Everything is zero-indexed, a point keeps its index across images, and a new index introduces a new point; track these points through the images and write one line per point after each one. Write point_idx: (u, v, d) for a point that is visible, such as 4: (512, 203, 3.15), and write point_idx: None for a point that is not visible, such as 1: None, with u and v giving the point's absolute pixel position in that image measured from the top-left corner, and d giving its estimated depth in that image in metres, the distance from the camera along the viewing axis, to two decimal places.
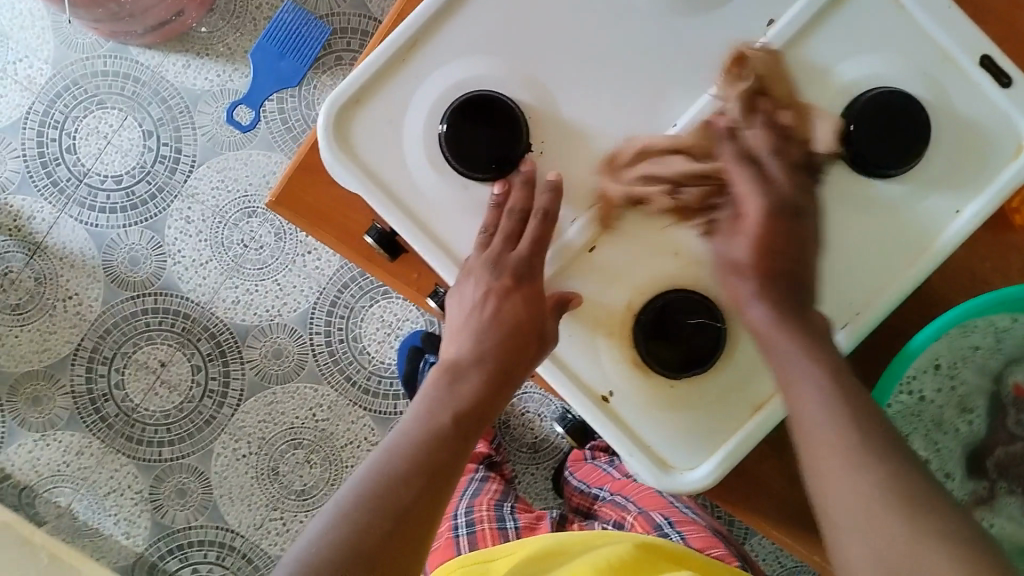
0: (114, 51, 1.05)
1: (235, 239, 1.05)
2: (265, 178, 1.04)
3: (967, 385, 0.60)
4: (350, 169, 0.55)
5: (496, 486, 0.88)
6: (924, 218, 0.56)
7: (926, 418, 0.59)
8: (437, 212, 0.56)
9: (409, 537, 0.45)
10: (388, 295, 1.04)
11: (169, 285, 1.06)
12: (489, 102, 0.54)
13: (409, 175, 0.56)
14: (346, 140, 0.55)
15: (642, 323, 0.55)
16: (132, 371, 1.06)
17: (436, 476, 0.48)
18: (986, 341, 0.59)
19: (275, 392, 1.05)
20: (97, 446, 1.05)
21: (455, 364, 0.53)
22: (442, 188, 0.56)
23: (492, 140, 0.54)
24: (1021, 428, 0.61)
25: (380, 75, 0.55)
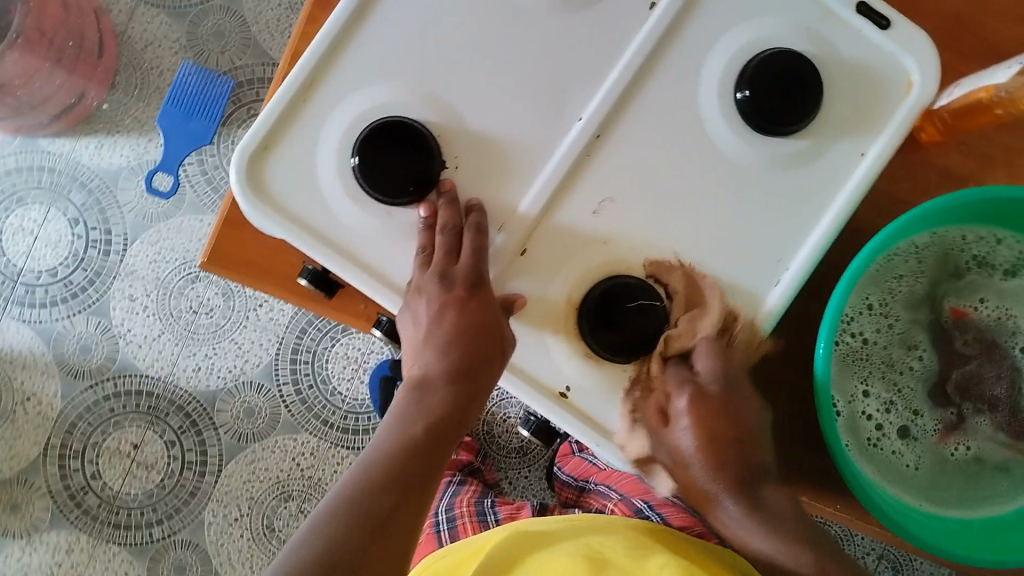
0: (24, 146, 1.04)
1: (183, 306, 1.04)
2: (199, 241, 1.03)
3: (904, 320, 0.60)
4: (274, 217, 0.54)
5: (474, 485, 0.88)
6: (836, 166, 0.55)
7: (874, 360, 0.60)
8: (369, 245, 0.55)
9: (381, 551, 0.47)
10: (348, 331, 1.04)
11: (126, 366, 1.05)
12: (397, 126, 0.53)
13: (332, 214, 0.54)
14: (262, 191, 0.54)
15: (589, 309, 0.53)
16: (106, 459, 1.05)
17: (409, 491, 0.49)
18: (910, 266, 0.60)
19: (254, 449, 1.05)
20: (86, 540, 1.04)
21: (422, 379, 0.54)
22: (369, 219, 0.54)
23: (403, 164, 0.53)
24: (971, 347, 0.61)
25: (285, 119, 0.54)
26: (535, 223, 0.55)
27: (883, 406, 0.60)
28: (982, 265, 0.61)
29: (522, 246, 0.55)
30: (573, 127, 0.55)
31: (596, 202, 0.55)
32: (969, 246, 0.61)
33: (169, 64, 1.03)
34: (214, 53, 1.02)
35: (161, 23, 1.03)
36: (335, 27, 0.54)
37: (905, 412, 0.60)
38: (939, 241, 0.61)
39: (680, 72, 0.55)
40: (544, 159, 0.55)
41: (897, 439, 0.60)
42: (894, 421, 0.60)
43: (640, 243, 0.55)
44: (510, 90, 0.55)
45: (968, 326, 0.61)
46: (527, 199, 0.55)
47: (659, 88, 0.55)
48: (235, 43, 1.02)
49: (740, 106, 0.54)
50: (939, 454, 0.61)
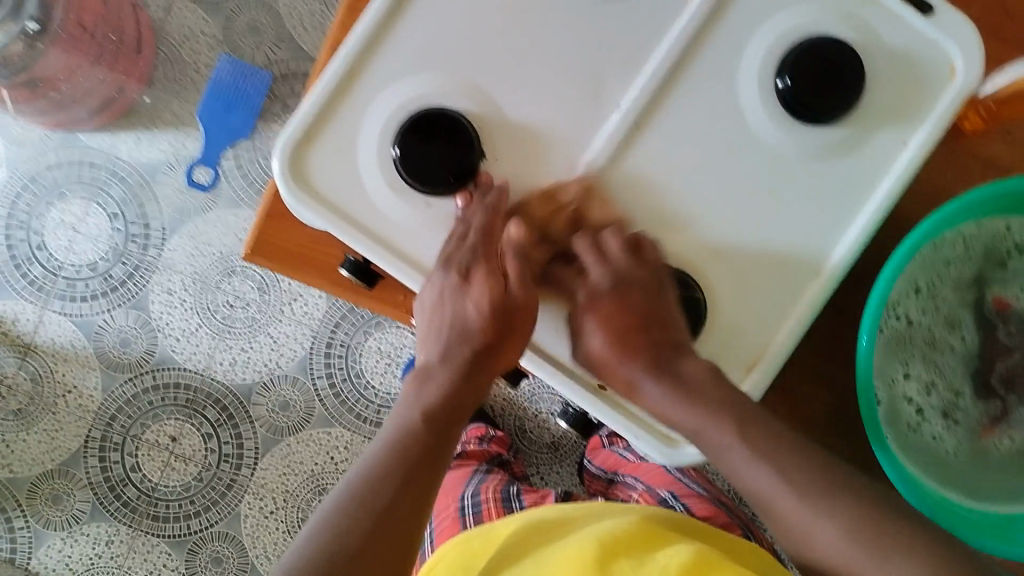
0: (64, 140, 1.05)
1: (220, 300, 1.05)
2: (237, 235, 1.04)
3: (950, 301, 0.58)
4: (317, 210, 0.53)
5: (500, 474, 0.88)
6: (880, 153, 0.54)
7: (917, 341, 0.57)
8: (411, 237, 0.54)
9: (385, 535, 0.49)
10: (381, 326, 1.04)
11: (164, 359, 1.06)
12: (437, 117, 0.51)
13: (373, 205, 0.53)
14: (304, 180, 0.53)
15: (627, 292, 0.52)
16: (145, 451, 1.06)
17: (414, 475, 0.52)
18: (957, 253, 0.58)
19: (290, 442, 1.05)
20: (125, 531, 1.05)
21: (424, 368, 0.56)
22: (409, 210, 0.53)
23: (444, 154, 0.52)
24: (1015, 338, 0.58)
25: (327, 107, 0.53)
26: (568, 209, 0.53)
27: (923, 388, 0.58)
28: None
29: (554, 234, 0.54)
30: (611, 111, 0.54)
31: (630, 193, 0.54)
32: (1015, 234, 0.58)
33: (206, 60, 1.04)
34: (250, 48, 1.03)
35: (198, 18, 1.04)
36: (375, 18, 0.53)
37: (945, 393, 0.58)
38: (986, 229, 0.58)
39: (718, 59, 0.53)
40: (580, 141, 0.54)
41: (938, 423, 0.59)
42: (936, 405, 0.58)
43: (675, 229, 0.54)
44: (548, 76, 0.54)
45: (1012, 317, 0.58)
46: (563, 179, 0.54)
47: (695, 80, 0.54)
48: (271, 39, 1.03)
49: (781, 94, 0.52)
50: (980, 444, 0.60)
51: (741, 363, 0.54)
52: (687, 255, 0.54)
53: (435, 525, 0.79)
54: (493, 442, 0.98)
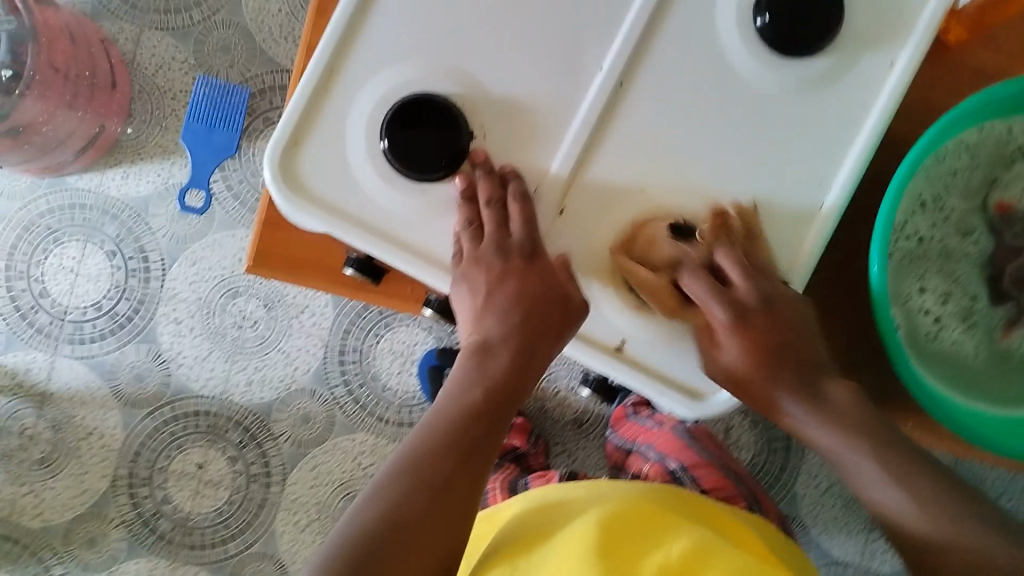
0: (52, 186, 1.05)
1: (228, 323, 1.06)
2: (237, 256, 1.05)
3: (959, 210, 0.57)
4: (312, 211, 0.53)
5: (510, 470, 0.92)
6: (863, 78, 0.54)
7: (931, 256, 0.57)
8: (410, 226, 0.54)
9: (444, 510, 0.48)
10: (391, 327, 1.05)
11: (181, 389, 1.06)
12: (422, 105, 0.51)
13: (369, 200, 0.53)
14: (299, 185, 0.53)
15: (640, 243, 0.53)
16: (174, 481, 1.07)
17: (468, 462, 0.49)
18: (962, 163, 0.57)
19: (316, 454, 1.06)
20: (165, 563, 1.06)
21: (482, 345, 0.53)
22: (405, 201, 0.53)
23: (432, 140, 0.52)
24: (1022, 240, 0.58)
25: (310, 109, 0.53)
26: (567, 180, 0.54)
27: (940, 298, 0.58)
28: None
29: (560, 207, 0.54)
30: (597, 75, 0.54)
31: (623, 150, 0.54)
32: (1016, 137, 0.58)
33: (182, 86, 1.04)
34: (224, 68, 1.03)
35: (168, 46, 1.04)
36: (348, 11, 0.53)
37: (962, 299, 0.58)
38: (989, 133, 0.57)
39: (695, 10, 0.53)
40: (572, 112, 0.54)
41: (958, 328, 0.58)
42: (954, 313, 0.58)
43: (676, 184, 0.54)
44: (526, 46, 0.54)
45: (1017, 220, 0.58)
46: (558, 159, 0.54)
47: (676, 31, 0.54)
48: (243, 56, 1.03)
49: (763, 34, 0.52)
50: (998, 345, 0.60)
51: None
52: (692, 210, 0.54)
53: None
54: (514, 432, 0.99)
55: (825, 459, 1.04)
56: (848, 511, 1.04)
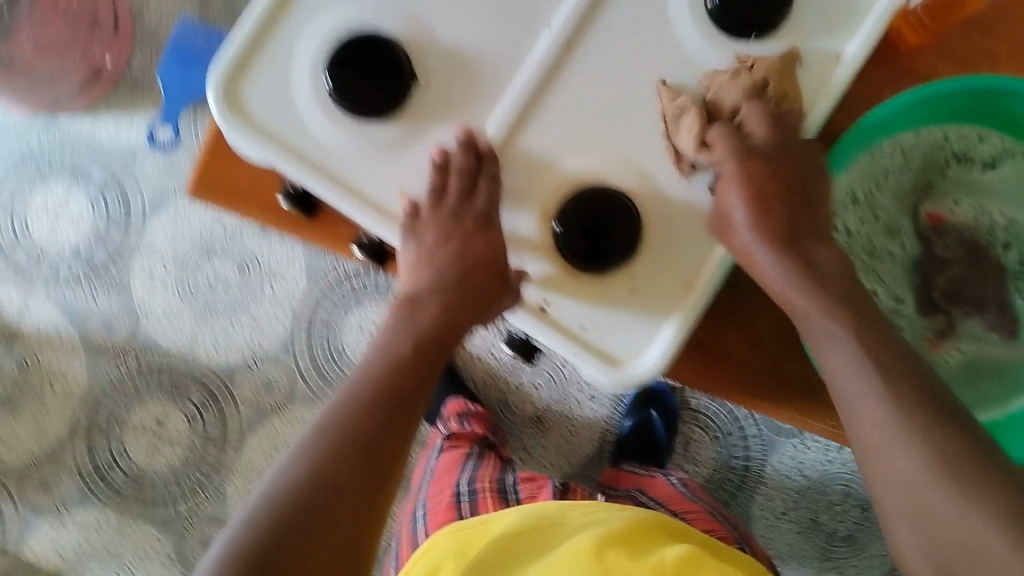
0: (47, 126, 1.07)
1: (202, 282, 1.06)
2: (216, 216, 1.06)
3: (889, 209, 0.58)
4: (254, 141, 0.52)
5: (493, 461, 0.84)
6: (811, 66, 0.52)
7: (855, 250, 0.57)
8: (351, 166, 0.53)
9: (370, 461, 0.48)
10: (361, 304, 1.03)
11: (149, 342, 1.07)
12: (369, 46, 0.51)
13: (312, 137, 0.52)
14: (241, 113, 0.52)
15: (567, 212, 0.51)
16: (131, 435, 1.06)
17: (395, 411, 0.50)
18: (896, 163, 0.57)
19: (274, 422, 1.05)
20: (114, 516, 1.06)
21: (412, 296, 0.53)
22: (347, 139, 0.52)
23: (376, 79, 0.51)
24: (953, 251, 0.58)
25: (257, 40, 0.52)
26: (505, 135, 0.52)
27: (867, 296, 0.57)
28: (965, 161, 0.58)
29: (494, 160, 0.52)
30: (541, 34, 0.52)
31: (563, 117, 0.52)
32: (952, 143, 0.58)
33: None
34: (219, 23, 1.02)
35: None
36: None
37: (889, 300, 0.58)
38: (924, 137, 0.57)
39: None
40: (512, 72, 0.52)
41: (884, 328, 0.57)
42: (880, 315, 0.57)
43: (613, 150, 0.52)
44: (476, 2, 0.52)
45: (947, 231, 0.58)
46: (497, 108, 0.52)
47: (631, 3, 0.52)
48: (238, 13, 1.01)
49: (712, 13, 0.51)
50: (929, 357, 0.58)
51: (678, 282, 0.52)
52: (625, 178, 0.52)
53: (432, 506, 0.74)
54: (472, 421, 0.96)
55: (782, 480, 1.03)
56: (802, 535, 1.03)
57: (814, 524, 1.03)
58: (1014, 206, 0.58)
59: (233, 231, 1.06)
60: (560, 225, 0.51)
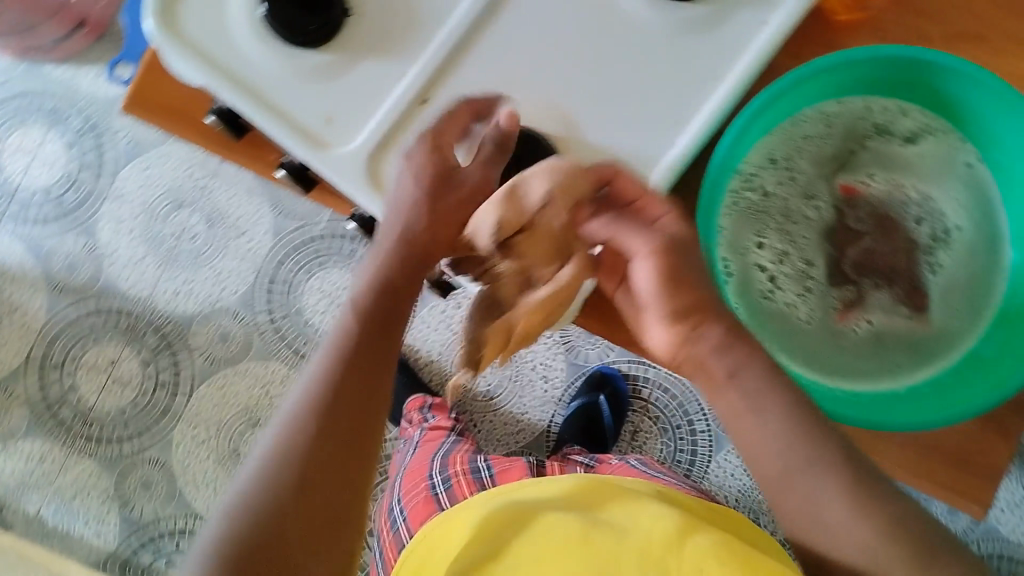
0: (29, 71, 1.11)
1: (168, 232, 1.10)
2: (187, 169, 1.10)
3: (808, 173, 0.56)
4: (183, 56, 0.50)
5: (469, 445, 0.89)
6: (742, 31, 0.50)
7: (769, 214, 0.55)
8: (278, 93, 0.51)
9: (345, 402, 0.47)
10: (323, 267, 1.07)
11: (109, 285, 1.10)
12: None
13: (241, 57, 0.50)
14: (172, 25, 0.50)
15: (489, 153, 0.48)
16: (84, 373, 1.10)
17: (343, 418, 0.47)
18: (816, 130, 0.56)
19: (226, 373, 1.08)
20: (59, 450, 1.09)
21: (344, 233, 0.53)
22: (276, 63, 0.50)
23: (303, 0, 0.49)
24: (864, 223, 0.56)
25: None
26: (438, 74, 0.51)
27: (776, 258, 0.56)
28: (887, 134, 0.57)
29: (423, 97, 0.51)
30: None
31: (497, 66, 0.51)
32: (875, 116, 0.56)
33: None
34: None
35: None
36: None
37: (798, 264, 0.56)
38: (849, 107, 0.56)
39: None
40: (445, 13, 0.51)
41: (792, 291, 0.56)
42: (787, 278, 0.56)
43: (541, 100, 0.51)
44: None
45: (861, 203, 0.57)
46: (428, 48, 0.51)
47: None
48: None
49: None
50: (834, 327, 0.57)
51: None
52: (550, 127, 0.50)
53: (408, 502, 0.77)
54: (433, 410, 0.99)
55: (726, 479, 1.02)
56: None
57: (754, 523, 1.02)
58: (930, 184, 0.57)
59: (203, 184, 1.09)
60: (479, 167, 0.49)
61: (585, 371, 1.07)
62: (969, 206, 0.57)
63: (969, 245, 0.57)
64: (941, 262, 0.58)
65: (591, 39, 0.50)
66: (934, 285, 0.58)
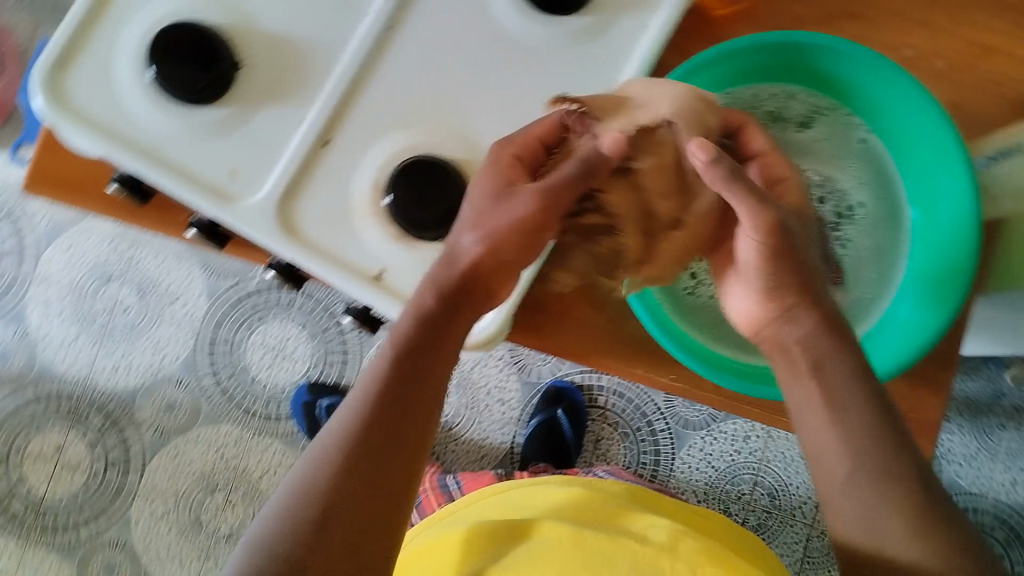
0: None
1: (99, 308, 1.08)
2: (110, 243, 1.08)
3: None
4: (79, 130, 0.50)
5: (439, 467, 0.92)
6: (625, 36, 0.51)
7: None
8: (179, 154, 0.51)
9: (388, 449, 0.43)
10: (263, 322, 1.06)
11: (46, 369, 1.08)
12: (184, 30, 0.49)
13: (138, 124, 0.51)
14: (64, 103, 0.50)
15: (397, 181, 0.49)
16: (32, 462, 1.07)
17: (384, 465, 0.43)
18: None
19: (180, 442, 1.06)
20: (16, 544, 1.06)
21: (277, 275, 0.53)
22: (174, 125, 0.50)
23: (192, 60, 0.49)
24: None
25: (80, 33, 0.51)
26: (334, 115, 0.51)
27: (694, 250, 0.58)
28: (782, 121, 0.59)
29: (325, 138, 0.51)
30: (362, 20, 0.51)
31: (392, 100, 0.51)
32: (763, 103, 0.58)
33: None
34: None
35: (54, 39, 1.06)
36: None
37: None
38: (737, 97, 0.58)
39: None
40: (336, 57, 0.51)
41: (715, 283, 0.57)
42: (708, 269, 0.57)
43: (441, 126, 0.51)
44: None
45: None
46: (321, 92, 0.51)
47: None
48: None
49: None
50: None
51: None
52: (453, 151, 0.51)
53: None
54: None
55: (691, 475, 1.02)
56: None
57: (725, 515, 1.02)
58: (828, 164, 0.59)
59: (129, 256, 1.08)
60: (390, 198, 0.49)
61: (540, 388, 1.07)
62: (868, 182, 0.59)
63: (871, 220, 0.59)
64: (848, 237, 0.59)
65: (481, 62, 0.51)
66: (844, 260, 0.58)
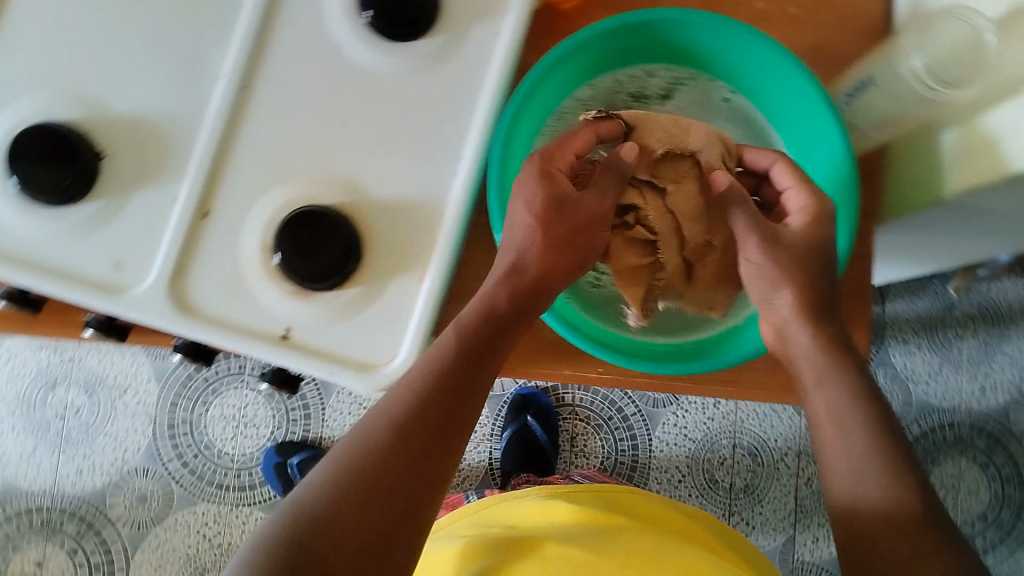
0: None
1: (50, 416, 1.06)
2: (47, 348, 1.07)
3: None
4: None
5: None
6: (479, 49, 0.51)
7: None
8: (61, 257, 0.50)
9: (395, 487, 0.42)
10: (217, 393, 1.05)
11: (10, 487, 1.06)
12: (32, 132, 0.48)
13: (13, 236, 0.50)
14: None
15: (283, 239, 0.48)
16: None
17: (389, 500, 0.41)
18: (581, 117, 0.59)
19: (158, 531, 1.04)
20: None
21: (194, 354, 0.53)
22: (49, 229, 0.50)
23: (47, 159, 0.48)
24: None
25: None
26: (207, 186, 0.50)
27: None
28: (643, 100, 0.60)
29: (203, 210, 0.50)
30: (216, 86, 0.51)
31: (263, 158, 0.51)
32: (626, 86, 0.59)
33: None
34: None
35: None
36: None
37: None
38: (600, 87, 0.59)
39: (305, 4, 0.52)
40: (198, 128, 0.51)
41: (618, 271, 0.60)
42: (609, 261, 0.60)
43: (318, 175, 0.51)
44: (145, 70, 0.52)
45: None
46: (189, 165, 0.51)
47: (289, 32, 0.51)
48: None
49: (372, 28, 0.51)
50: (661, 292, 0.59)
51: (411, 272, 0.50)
52: (335, 197, 0.50)
53: None
54: None
55: (671, 450, 1.02)
56: (703, 496, 1.02)
57: (712, 483, 1.02)
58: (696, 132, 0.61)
59: (68, 357, 1.06)
60: (278, 256, 0.49)
61: (506, 399, 1.06)
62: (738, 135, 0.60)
63: None
64: None
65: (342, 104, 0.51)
66: None
